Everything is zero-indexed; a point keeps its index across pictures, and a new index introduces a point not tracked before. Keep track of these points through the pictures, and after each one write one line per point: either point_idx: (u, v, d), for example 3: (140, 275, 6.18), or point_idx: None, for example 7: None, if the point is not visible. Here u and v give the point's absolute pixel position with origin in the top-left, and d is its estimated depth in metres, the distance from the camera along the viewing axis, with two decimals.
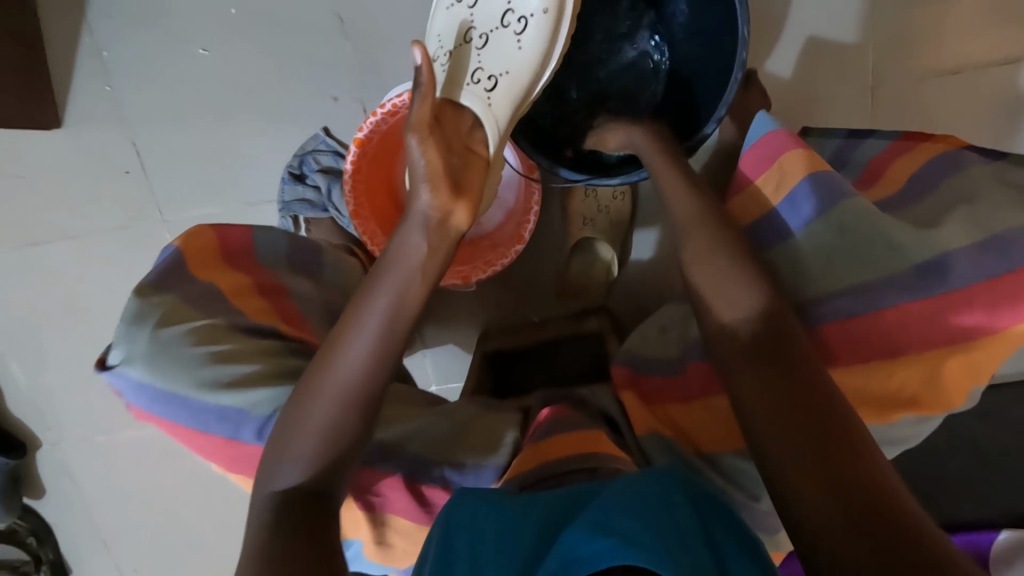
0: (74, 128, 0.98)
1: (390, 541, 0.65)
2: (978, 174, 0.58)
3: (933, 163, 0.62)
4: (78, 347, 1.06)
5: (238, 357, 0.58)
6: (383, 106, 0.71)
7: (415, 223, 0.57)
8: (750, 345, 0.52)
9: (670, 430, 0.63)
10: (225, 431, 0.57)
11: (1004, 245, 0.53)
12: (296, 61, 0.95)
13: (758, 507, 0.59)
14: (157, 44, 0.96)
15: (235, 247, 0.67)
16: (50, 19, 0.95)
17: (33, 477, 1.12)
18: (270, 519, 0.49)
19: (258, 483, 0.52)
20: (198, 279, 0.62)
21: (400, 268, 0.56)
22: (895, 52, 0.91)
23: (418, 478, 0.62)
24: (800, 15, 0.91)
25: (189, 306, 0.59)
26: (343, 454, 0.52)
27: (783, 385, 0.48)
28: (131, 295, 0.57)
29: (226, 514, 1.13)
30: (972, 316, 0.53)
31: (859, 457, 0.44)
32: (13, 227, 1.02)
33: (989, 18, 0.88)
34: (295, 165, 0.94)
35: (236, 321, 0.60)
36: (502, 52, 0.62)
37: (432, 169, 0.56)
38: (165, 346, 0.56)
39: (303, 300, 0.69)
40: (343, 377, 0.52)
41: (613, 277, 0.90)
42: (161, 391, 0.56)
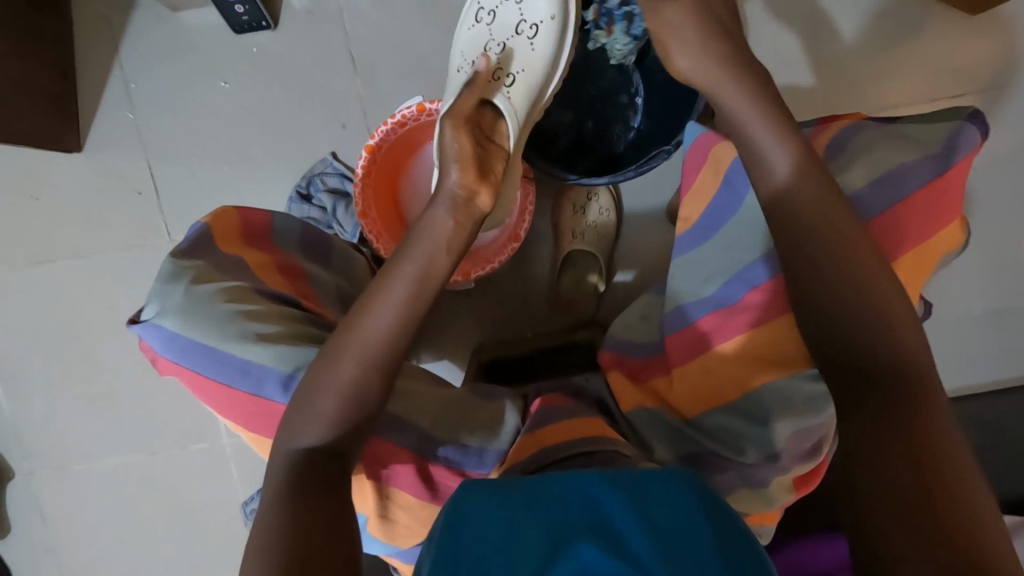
0: (95, 152, 1.07)
1: (393, 516, 0.66)
2: (877, 133, 0.63)
3: (844, 131, 0.66)
4: (84, 362, 1.10)
5: (263, 316, 0.62)
6: (393, 116, 0.79)
7: (443, 200, 0.62)
8: (856, 377, 0.52)
9: (654, 401, 0.70)
10: (241, 383, 0.59)
11: (896, 178, 0.58)
12: (309, 95, 1.05)
13: (742, 462, 0.62)
14: (181, 78, 1.05)
15: (255, 229, 0.73)
16: (84, 56, 1.06)
17: (3, 511, 1.12)
18: (289, 472, 0.54)
19: (279, 438, 0.56)
20: (221, 250, 0.67)
21: (427, 241, 0.61)
22: (848, 86, 1.01)
23: (425, 454, 0.65)
24: (762, 51, 1.01)
25: (219, 271, 0.65)
26: (363, 416, 0.57)
27: (882, 422, 0.49)
28: (168, 257, 0.63)
29: (205, 547, 1.12)
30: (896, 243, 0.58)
31: (951, 496, 0.44)
32: (29, 246, 1.08)
33: (918, 63, 1.01)
34: (303, 186, 1.01)
35: (257, 284, 0.66)
36: (517, 54, 0.71)
37: (462, 153, 0.62)
38: (196, 299, 0.60)
39: (318, 283, 0.76)
40: (371, 337, 0.57)
41: (602, 290, 0.97)
42: (187, 341, 0.59)
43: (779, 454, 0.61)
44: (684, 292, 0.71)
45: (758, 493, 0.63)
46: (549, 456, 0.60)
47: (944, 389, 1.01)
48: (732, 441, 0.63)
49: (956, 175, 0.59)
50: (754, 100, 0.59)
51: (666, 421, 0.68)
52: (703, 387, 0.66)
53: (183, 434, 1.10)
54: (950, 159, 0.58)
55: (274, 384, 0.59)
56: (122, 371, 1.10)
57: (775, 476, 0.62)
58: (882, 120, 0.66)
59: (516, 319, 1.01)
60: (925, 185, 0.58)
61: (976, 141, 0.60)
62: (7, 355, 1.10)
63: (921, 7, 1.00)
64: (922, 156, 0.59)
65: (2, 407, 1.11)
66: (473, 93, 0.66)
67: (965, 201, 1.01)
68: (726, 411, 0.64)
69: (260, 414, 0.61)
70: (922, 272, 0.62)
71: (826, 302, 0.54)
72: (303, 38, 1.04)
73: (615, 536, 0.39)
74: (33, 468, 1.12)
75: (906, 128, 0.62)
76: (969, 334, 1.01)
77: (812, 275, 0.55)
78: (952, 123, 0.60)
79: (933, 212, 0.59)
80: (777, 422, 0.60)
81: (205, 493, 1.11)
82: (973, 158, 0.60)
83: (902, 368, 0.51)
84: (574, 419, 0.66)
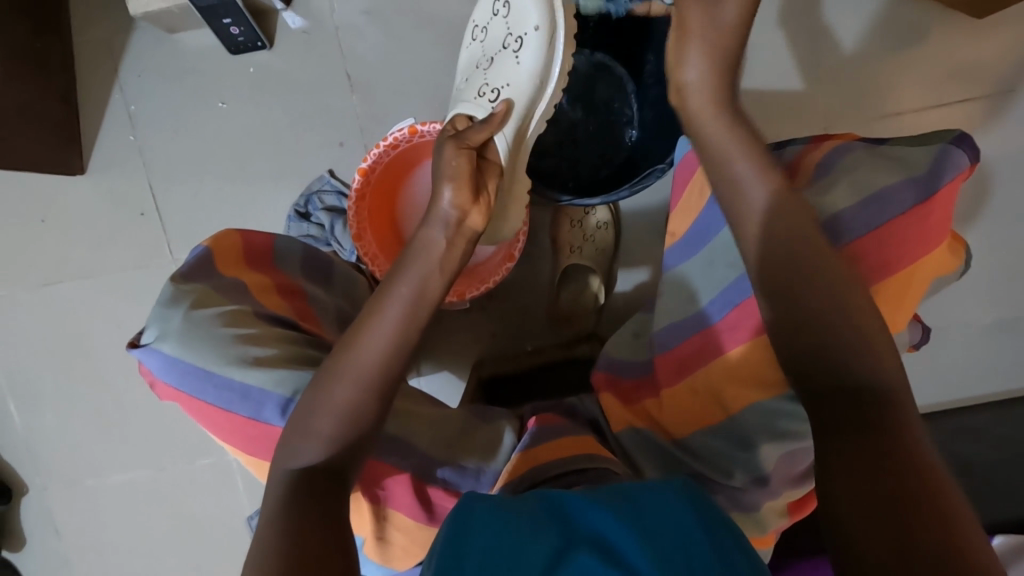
0: (99, 174, 1.08)
1: (389, 538, 0.66)
2: (862, 155, 0.63)
3: (832, 153, 0.66)
4: (92, 380, 1.12)
5: (261, 340, 0.63)
6: (385, 140, 0.79)
7: (438, 219, 0.62)
8: (847, 409, 0.52)
9: (644, 422, 0.72)
10: (241, 408, 0.60)
11: (880, 201, 0.58)
12: (306, 114, 1.06)
13: (731, 485, 0.65)
14: (181, 99, 1.07)
15: (256, 249, 0.73)
16: (87, 80, 1.07)
17: (16, 526, 1.15)
18: (285, 493, 0.53)
19: (277, 458, 0.56)
20: (222, 274, 0.67)
21: (423, 261, 0.61)
22: (851, 93, 0.99)
23: (424, 475, 0.65)
24: (760, 59, 1.00)
25: (219, 294, 0.65)
26: (361, 434, 0.57)
27: (872, 446, 0.49)
28: (167, 280, 0.62)
29: (213, 561, 1.14)
30: (888, 261, 0.58)
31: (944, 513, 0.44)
32: (36, 266, 1.10)
33: (921, 68, 0.99)
34: (301, 205, 1.02)
35: (258, 307, 0.67)
36: (504, 69, 0.69)
37: (460, 171, 0.60)
38: (196, 323, 0.60)
39: (318, 304, 0.76)
40: (367, 360, 0.57)
41: (602, 302, 0.96)
42: (186, 366, 0.59)
43: (767, 478, 0.63)
44: (672, 312, 0.73)
45: (750, 517, 0.65)
46: (540, 475, 0.60)
47: (951, 402, 1.00)
48: (721, 464, 0.65)
49: (943, 198, 0.58)
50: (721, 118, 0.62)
51: (657, 441, 0.70)
52: (690, 408, 0.68)
53: (189, 450, 1.12)
54: (936, 180, 0.57)
55: (274, 408, 0.60)
56: (130, 389, 1.11)
57: (765, 499, 0.64)
58: (873, 141, 0.66)
59: (515, 335, 1.01)
60: (911, 206, 0.57)
61: (964, 165, 0.59)
62: (18, 374, 1.12)
63: (927, 11, 0.98)
64: (907, 178, 0.58)
65: (14, 423, 1.13)
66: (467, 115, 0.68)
67: (974, 209, 0.99)
68: (711, 435, 0.66)
69: (259, 438, 0.62)
70: (913, 294, 0.61)
71: (803, 315, 0.55)
72: (299, 57, 1.05)
73: (610, 548, 0.42)
74: (45, 484, 1.14)
75: (894, 149, 0.62)
76: (978, 344, 0.99)
77: (795, 288, 0.56)
78: (937, 145, 0.60)
79: (920, 236, 0.58)
80: (761, 445, 0.62)
81: (211, 507, 1.12)
82: (959, 181, 0.59)
83: (892, 390, 0.52)
84: (567, 437, 0.66)
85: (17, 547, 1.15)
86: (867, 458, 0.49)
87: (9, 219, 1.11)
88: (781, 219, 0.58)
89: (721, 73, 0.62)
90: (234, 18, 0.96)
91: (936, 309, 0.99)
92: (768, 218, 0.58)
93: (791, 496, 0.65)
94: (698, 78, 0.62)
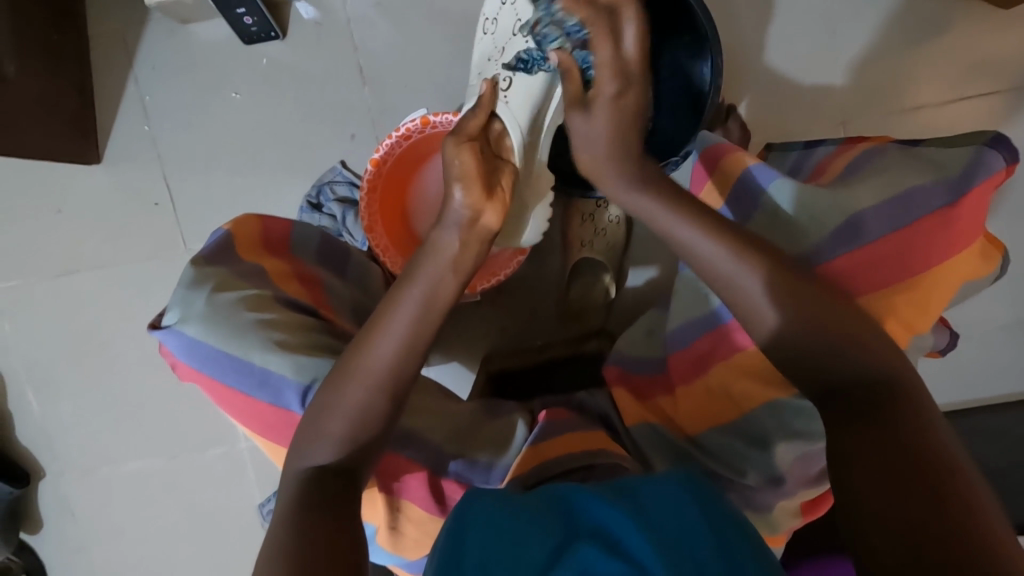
0: (114, 165, 1.09)
1: (401, 528, 0.66)
2: (897, 155, 0.65)
3: (863, 154, 0.67)
4: (107, 368, 1.13)
5: (281, 325, 0.63)
6: (398, 130, 0.79)
7: (449, 222, 0.59)
8: (854, 401, 0.52)
9: (657, 418, 0.71)
10: (261, 393, 0.61)
11: (909, 200, 0.61)
12: (318, 105, 1.06)
13: (743, 484, 0.64)
14: (194, 90, 1.07)
15: (275, 236, 0.74)
16: (102, 71, 1.08)
17: (33, 510, 1.17)
18: (300, 490, 0.54)
19: (290, 459, 0.57)
20: (242, 258, 0.68)
21: (433, 263, 0.59)
22: (870, 86, 0.97)
23: (436, 468, 0.65)
24: (776, 51, 0.98)
25: (239, 279, 0.66)
26: (373, 437, 0.57)
27: (883, 440, 0.49)
28: (189, 264, 0.65)
29: (225, 548, 1.15)
30: (913, 258, 0.61)
31: (952, 507, 0.44)
32: (52, 256, 1.12)
33: (945, 60, 0.96)
34: (313, 196, 1.02)
35: (278, 292, 0.67)
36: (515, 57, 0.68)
37: (466, 170, 0.58)
38: (218, 307, 0.61)
39: (333, 293, 0.75)
40: (379, 364, 0.57)
41: (612, 297, 0.96)
42: (209, 349, 0.60)
43: (782, 478, 0.63)
44: (684, 313, 0.73)
45: (764, 518, 0.64)
46: (549, 471, 0.60)
47: (966, 404, 0.98)
48: (734, 463, 0.65)
49: (973, 199, 0.61)
50: (634, 178, 0.63)
51: (669, 438, 0.69)
52: (706, 406, 0.68)
53: (201, 439, 1.13)
54: (968, 183, 0.60)
55: (292, 394, 0.61)
56: (144, 378, 1.13)
57: (777, 500, 0.64)
58: (906, 142, 0.67)
59: (525, 328, 1.00)
60: (939, 208, 0.60)
61: (999, 167, 0.60)
62: (36, 361, 1.14)
63: (951, 0, 0.95)
64: (938, 179, 0.61)
65: (32, 411, 1.15)
66: (477, 115, 0.62)
67: (995, 206, 0.96)
68: (726, 433, 0.66)
69: (277, 423, 0.63)
70: (943, 291, 0.63)
71: (794, 336, 0.55)
72: (312, 49, 1.05)
73: (610, 537, 0.42)
74: (62, 470, 1.16)
75: (926, 150, 0.64)
76: (994, 345, 0.98)
77: (749, 308, 0.57)
78: (973, 147, 0.61)
79: (946, 234, 0.61)
80: (776, 442, 0.63)
81: (223, 496, 1.14)
82: (994, 182, 0.61)
83: (903, 380, 0.52)
84: (578, 433, 0.66)
85: (35, 530, 1.18)
86: (879, 455, 0.49)
87: (26, 209, 1.12)
88: (707, 246, 0.58)
89: (622, 130, 0.61)
90: (248, 8, 0.96)
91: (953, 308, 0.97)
92: (695, 248, 0.59)
93: (804, 496, 0.65)
94: (598, 141, 0.62)
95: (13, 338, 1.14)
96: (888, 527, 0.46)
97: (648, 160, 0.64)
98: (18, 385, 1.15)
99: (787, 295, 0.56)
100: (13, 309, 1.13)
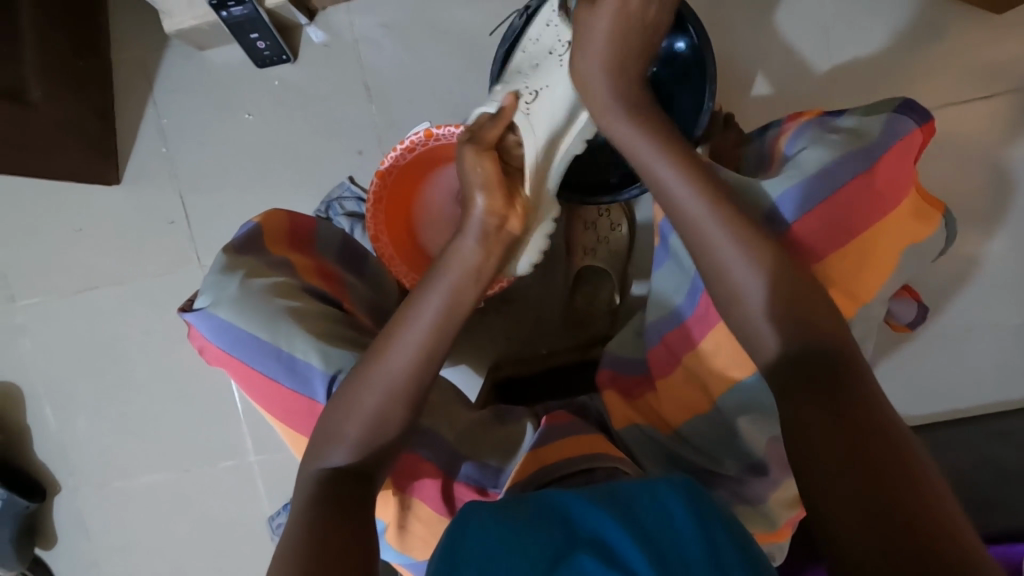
0: (133, 185, 1.14)
1: (409, 526, 0.66)
2: (818, 134, 0.68)
3: (793, 138, 0.71)
4: (122, 383, 1.16)
5: (307, 314, 0.65)
6: (402, 143, 0.82)
7: (472, 228, 0.61)
8: (814, 385, 0.53)
9: (645, 419, 0.73)
10: (286, 379, 0.63)
11: (830, 172, 0.63)
12: (327, 123, 1.09)
13: (725, 475, 0.68)
14: (209, 112, 1.12)
15: (302, 231, 0.77)
16: (123, 96, 1.13)
17: (47, 525, 1.18)
18: (314, 494, 0.55)
19: (306, 462, 0.58)
20: (270, 251, 0.71)
21: (454, 273, 0.60)
22: (867, 93, 0.99)
23: (450, 471, 0.66)
24: (771, 61, 1.01)
25: (268, 268, 0.68)
26: (389, 440, 0.58)
27: (840, 422, 0.50)
28: (221, 251, 0.67)
29: (234, 562, 1.15)
30: (848, 228, 0.63)
31: (914, 487, 0.45)
32: (71, 274, 1.16)
33: (938, 64, 0.97)
34: (322, 211, 1.04)
35: (304, 282, 0.70)
36: (548, 72, 0.72)
37: (488, 178, 0.61)
38: (248, 291, 0.63)
39: (352, 290, 0.77)
40: (395, 369, 0.57)
41: (617, 303, 0.97)
42: (237, 332, 0.62)
43: (763, 466, 0.66)
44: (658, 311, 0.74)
45: (758, 511, 0.66)
46: (550, 475, 0.60)
47: (981, 408, 0.97)
48: (712, 454, 0.68)
49: (889, 161, 0.63)
50: (626, 108, 0.67)
51: (657, 438, 0.71)
52: (687, 401, 0.70)
53: (213, 451, 1.14)
54: (880, 148, 0.63)
55: (316, 383, 0.62)
56: (157, 392, 1.15)
57: (768, 491, 0.66)
58: (832, 115, 0.70)
59: (532, 338, 1.01)
60: (856, 175, 0.63)
61: (912, 129, 0.64)
62: (54, 377, 1.17)
63: (943, 7, 0.97)
64: (854, 149, 0.63)
65: (49, 426, 1.17)
66: (497, 126, 0.66)
67: (998, 206, 0.96)
68: (706, 423, 0.69)
69: (300, 412, 0.64)
70: (883, 258, 0.65)
71: (790, 363, 0.55)
72: (320, 70, 1.09)
73: (609, 547, 0.42)
74: (76, 484, 1.18)
75: (846, 122, 0.68)
76: (1006, 347, 0.96)
77: (746, 319, 0.58)
78: (883, 116, 0.65)
79: (871, 199, 0.63)
80: (745, 428, 0.65)
81: (234, 509, 1.14)
82: (911, 143, 0.64)
83: (851, 362, 0.54)
84: (582, 435, 0.67)
85: (49, 546, 1.19)
86: (842, 441, 0.49)
87: (49, 229, 1.16)
88: (684, 190, 0.61)
89: (623, 44, 0.67)
90: (261, 33, 1.01)
91: (963, 311, 0.97)
92: (675, 188, 0.62)
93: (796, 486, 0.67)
94: (601, 62, 0.67)
95: (32, 354, 1.17)
96: (851, 510, 0.45)
97: (648, 102, 0.68)
98: (37, 400, 1.17)
99: (778, 318, 0.56)
100: (33, 326, 1.17)
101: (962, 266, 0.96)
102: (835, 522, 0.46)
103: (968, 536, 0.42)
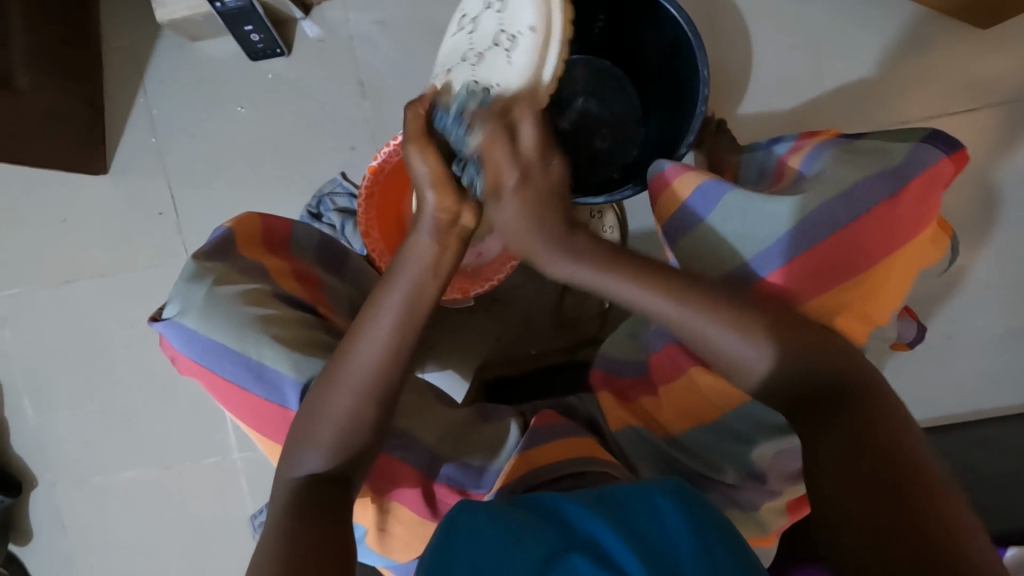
0: (120, 176, 1.12)
1: (390, 529, 0.66)
2: (838, 153, 0.69)
3: (810, 154, 0.72)
4: (105, 375, 1.14)
5: (278, 321, 0.64)
6: (394, 138, 0.81)
7: (426, 226, 0.60)
8: (828, 403, 0.54)
9: (641, 422, 0.73)
10: (256, 388, 0.62)
11: (857, 194, 0.63)
12: (320, 119, 1.09)
13: (724, 483, 0.68)
14: (200, 104, 1.10)
15: (278, 234, 0.76)
16: (112, 86, 1.12)
17: (23, 519, 1.16)
18: (295, 496, 0.54)
19: (282, 467, 0.57)
20: (242, 255, 0.70)
21: (413, 268, 0.59)
22: (857, 103, 1.00)
23: (429, 472, 0.66)
24: (763, 69, 1.02)
25: (239, 274, 0.67)
26: (363, 443, 0.57)
27: (851, 436, 0.51)
28: (190, 258, 0.66)
29: (216, 560, 1.13)
30: (873, 248, 0.63)
31: (932, 501, 0.46)
32: (55, 264, 1.14)
33: (924, 78, 0.99)
34: (313, 205, 1.03)
35: (277, 288, 0.69)
36: (494, 69, 0.63)
37: (434, 174, 0.59)
38: (216, 300, 0.62)
39: (330, 291, 0.77)
40: (362, 372, 0.56)
41: (607, 306, 0.97)
42: (207, 341, 0.61)
43: (763, 475, 0.66)
44: None
45: (750, 516, 0.66)
46: (540, 478, 0.60)
47: (964, 416, 0.98)
48: (711, 461, 0.68)
49: (914, 187, 0.64)
50: (565, 247, 0.58)
51: (651, 440, 0.72)
52: (686, 405, 0.70)
53: (196, 447, 1.12)
54: (906, 173, 0.63)
55: (289, 391, 0.62)
56: (140, 386, 1.13)
57: (763, 499, 0.66)
58: (852, 137, 0.72)
59: (521, 338, 1.01)
60: (885, 198, 0.62)
61: (941, 158, 0.65)
62: (34, 370, 1.15)
63: (929, 21, 0.99)
64: (882, 172, 0.64)
65: (28, 419, 1.15)
66: (418, 115, 0.62)
67: (982, 219, 0.98)
68: (709, 430, 0.69)
69: (273, 420, 0.64)
70: (899, 282, 0.66)
71: (790, 377, 0.56)
72: (315, 65, 1.09)
73: (601, 549, 0.42)
74: (55, 480, 1.15)
75: (867, 144, 0.68)
76: (988, 357, 0.98)
77: (730, 358, 0.58)
78: (910, 143, 0.66)
79: (896, 223, 0.63)
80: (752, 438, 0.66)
81: (216, 505, 1.13)
82: (939, 172, 0.64)
83: (863, 375, 0.54)
84: (567, 438, 0.66)
85: (24, 541, 1.16)
86: (850, 450, 0.50)
87: (33, 218, 1.14)
88: (652, 303, 0.57)
89: (535, 224, 0.58)
90: (255, 25, 1.00)
91: (946, 320, 0.98)
92: (636, 302, 0.58)
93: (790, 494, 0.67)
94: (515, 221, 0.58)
95: (13, 345, 1.15)
96: (859, 523, 0.47)
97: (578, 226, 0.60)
98: (16, 392, 1.15)
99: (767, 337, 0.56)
100: (15, 317, 1.14)
101: (947, 276, 0.98)
102: (848, 533, 0.48)
103: (977, 544, 0.44)
